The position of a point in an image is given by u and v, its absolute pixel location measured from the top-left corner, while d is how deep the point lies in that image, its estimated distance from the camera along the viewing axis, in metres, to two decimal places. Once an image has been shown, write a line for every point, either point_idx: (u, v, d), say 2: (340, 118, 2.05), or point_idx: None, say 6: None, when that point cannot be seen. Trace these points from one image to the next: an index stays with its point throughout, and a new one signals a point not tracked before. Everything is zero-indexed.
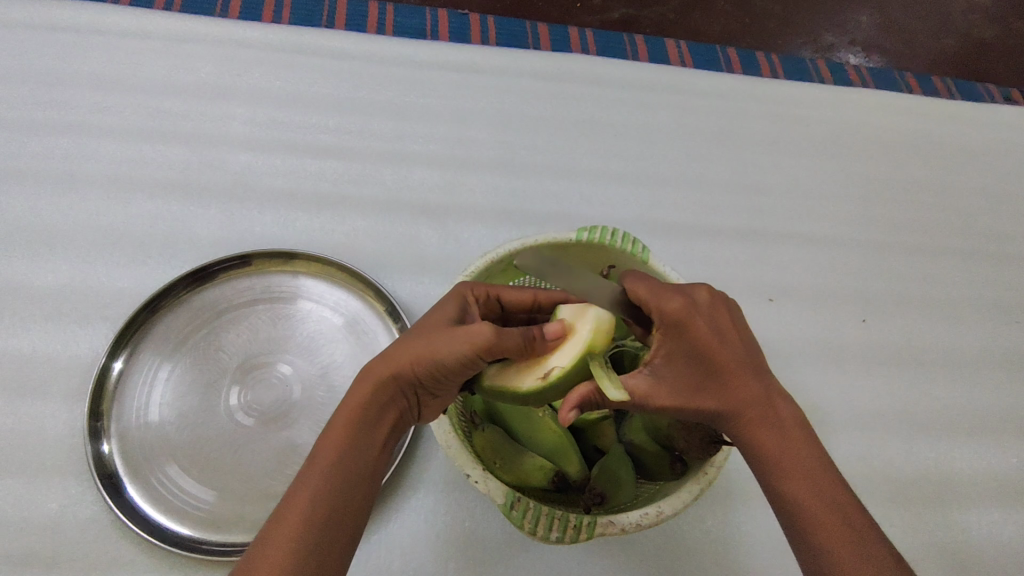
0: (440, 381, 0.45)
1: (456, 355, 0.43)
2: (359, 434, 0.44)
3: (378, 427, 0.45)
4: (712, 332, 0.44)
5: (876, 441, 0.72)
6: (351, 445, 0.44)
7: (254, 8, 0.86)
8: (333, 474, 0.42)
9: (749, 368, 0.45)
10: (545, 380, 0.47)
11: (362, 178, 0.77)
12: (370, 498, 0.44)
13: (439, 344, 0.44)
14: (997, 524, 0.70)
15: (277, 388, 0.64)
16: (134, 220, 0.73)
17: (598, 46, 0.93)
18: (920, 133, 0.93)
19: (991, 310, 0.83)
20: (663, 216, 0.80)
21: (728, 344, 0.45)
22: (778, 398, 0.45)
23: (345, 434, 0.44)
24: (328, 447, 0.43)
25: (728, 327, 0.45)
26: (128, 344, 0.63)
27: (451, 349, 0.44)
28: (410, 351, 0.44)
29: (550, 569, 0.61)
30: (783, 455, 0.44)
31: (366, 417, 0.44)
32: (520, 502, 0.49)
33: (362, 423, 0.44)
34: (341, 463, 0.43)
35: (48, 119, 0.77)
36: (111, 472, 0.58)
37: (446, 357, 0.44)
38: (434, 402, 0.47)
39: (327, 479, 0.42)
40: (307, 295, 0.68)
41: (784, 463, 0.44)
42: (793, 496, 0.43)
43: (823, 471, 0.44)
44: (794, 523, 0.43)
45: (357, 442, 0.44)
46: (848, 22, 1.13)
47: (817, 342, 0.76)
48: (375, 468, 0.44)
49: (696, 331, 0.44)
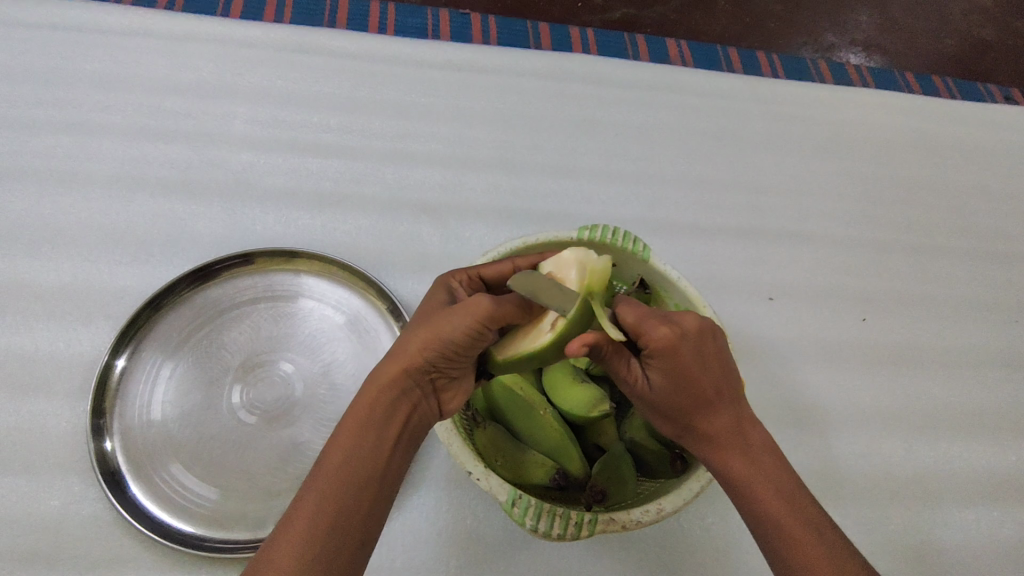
0: (452, 362, 0.45)
1: (462, 331, 0.44)
2: (369, 435, 0.43)
3: (392, 421, 0.44)
4: (696, 360, 0.44)
5: (876, 440, 0.72)
6: (360, 448, 0.43)
7: (256, 8, 0.86)
8: (340, 478, 0.42)
9: (725, 394, 0.46)
10: (553, 332, 0.46)
11: (364, 177, 0.77)
12: (380, 501, 0.43)
13: (442, 325, 0.44)
14: (998, 522, 0.70)
15: (278, 386, 0.64)
16: (135, 219, 0.73)
17: (599, 46, 0.93)
18: (919, 132, 0.94)
19: (990, 309, 0.83)
20: (664, 215, 0.80)
21: (707, 369, 0.45)
22: (749, 423, 0.46)
23: (355, 436, 0.43)
24: (335, 453, 0.43)
25: (711, 354, 0.45)
26: (130, 342, 0.63)
27: (455, 326, 0.44)
28: (414, 340, 0.45)
29: (551, 567, 0.61)
30: (757, 479, 0.45)
31: (377, 414, 0.44)
32: (521, 499, 0.48)
33: (372, 423, 0.44)
34: (350, 467, 0.42)
35: (51, 118, 0.77)
36: (114, 469, 0.58)
37: (451, 334, 0.44)
38: (450, 386, 0.47)
39: (335, 486, 0.41)
40: (309, 293, 0.68)
41: (756, 487, 0.45)
42: (771, 522, 0.44)
43: (795, 490, 0.45)
44: (773, 549, 0.44)
45: (365, 444, 0.43)
46: (848, 23, 1.13)
47: (818, 341, 0.76)
48: (387, 468, 0.44)
49: (680, 361, 0.44)
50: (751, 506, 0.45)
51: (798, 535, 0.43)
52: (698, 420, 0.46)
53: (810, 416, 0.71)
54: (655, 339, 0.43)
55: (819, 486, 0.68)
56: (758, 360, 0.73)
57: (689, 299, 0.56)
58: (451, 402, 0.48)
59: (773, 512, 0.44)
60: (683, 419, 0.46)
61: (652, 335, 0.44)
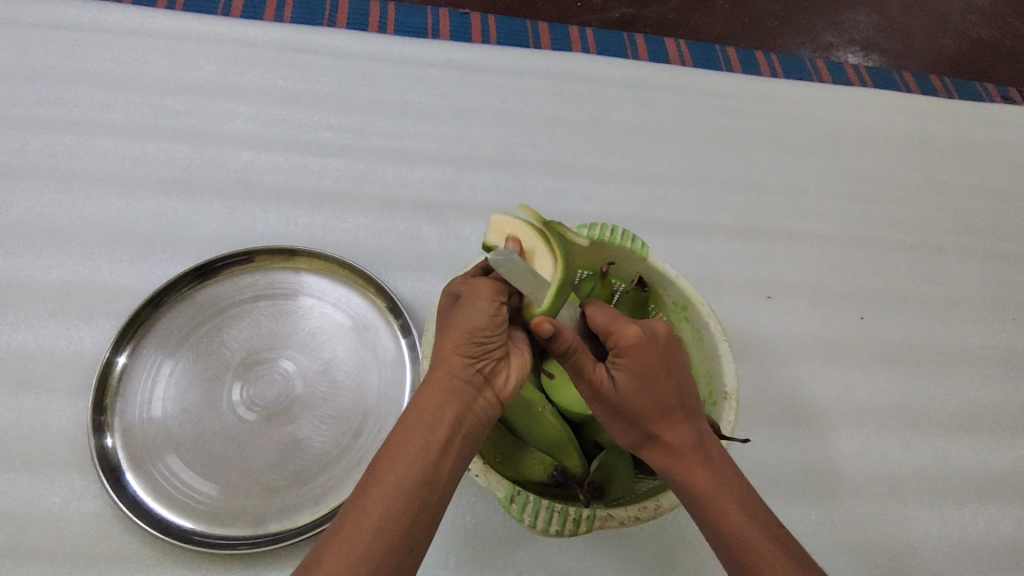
0: (489, 347, 0.46)
1: (480, 313, 0.46)
2: (411, 445, 0.42)
3: (437, 425, 0.43)
4: (663, 366, 0.46)
5: (875, 438, 0.72)
6: (402, 460, 0.42)
7: (256, 8, 0.87)
8: (383, 492, 0.41)
9: (688, 406, 0.47)
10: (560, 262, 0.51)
11: (364, 176, 0.78)
12: (430, 505, 0.41)
13: (461, 318, 0.46)
14: (996, 519, 0.70)
15: (279, 384, 0.64)
16: (137, 217, 0.73)
17: (598, 46, 0.93)
18: (917, 132, 0.94)
19: (988, 308, 0.83)
20: (663, 214, 0.81)
21: (672, 378, 0.46)
22: (709, 439, 0.47)
23: (397, 448, 0.42)
24: (371, 475, 0.42)
25: (677, 365, 0.47)
26: (131, 339, 0.63)
27: (473, 313, 0.46)
28: (443, 342, 0.46)
29: (549, 563, 0.61)
30: (720, 489, 0.45)
31: (421, 422, 0.43)
32: (520, 495, 0.49)
33: (414, 433, 0.43)
34: (390, 481, 0.41)
35: (53, 116, 0.77)
36: (114, 465, 0.58)
37: (472, 319, 0.45)
38: (498, 372, 0.47)
39: (373, 501, 0.40)
40: (309, 292, 0.69)
41: (721, 502, 0.44)
42: (733, 534, 0.44)
43: (758, 505, 0.45)
44: (734, 560, 0.44)
45: (406, 455, 0.42)
46: (847, 23, 1.13)
47: (816, 339, 0.76)
48: (433, 470, 0.42)
49: (649, 362, 0.46)
50: (710, 518, 0.45)
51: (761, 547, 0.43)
52: (659, 428, 0.46)
53: (808, 415, 0.71)
54: (627, 334, 0.46)
55: (816, 484, 0.68)
56: (756, 358, 0.73)
57: (688, 297, 0.56)
58: (504, 387, 0.47)
59: (735, 523, 0.44)
60: (645, 427, 0.46)
61: (623, 334, 0.46)
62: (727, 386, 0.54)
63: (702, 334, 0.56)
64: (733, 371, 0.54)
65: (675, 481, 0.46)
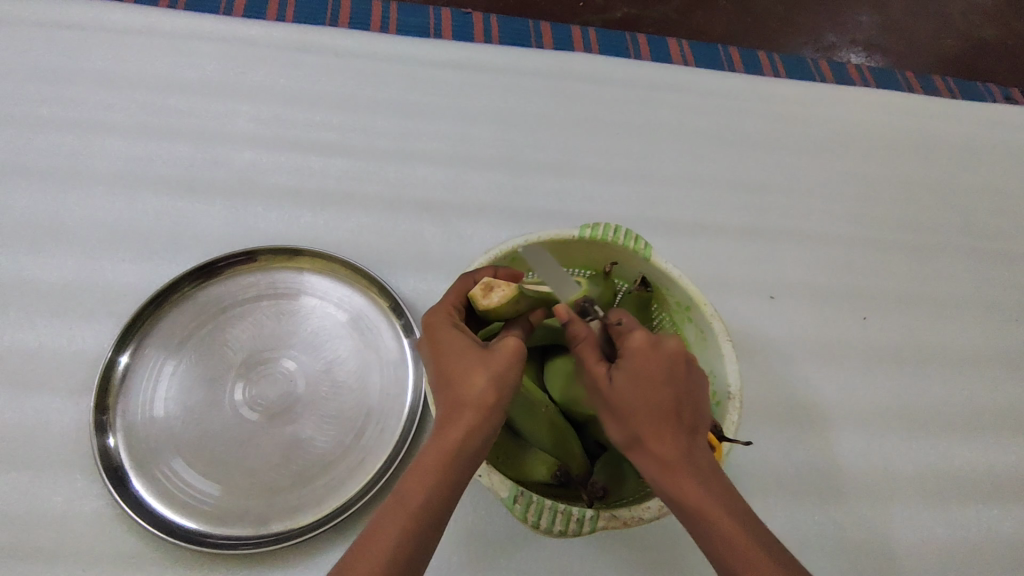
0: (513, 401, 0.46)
1: (513, 376, 0.45)
2: (435, 497, 0.41)
3: (462, 477, 0.42)
4: (665, 375, 0.44)
5: (877, 438, 0.72)
6: (426, 512, 0.41)
7: (259, 7, 0.87)
8: (403, 544, 0.40)
9: (683, 417, 0.44)
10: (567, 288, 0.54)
11: (365, 176, 0.78)
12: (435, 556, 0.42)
13: (496, 375, 0.44)
14: (999, 520, 0.70)
15: (281, 384, 0.64)
16: (139, 217, 0.73)
17: (600, 45, 0.93)
18: (920, 133, 0.94)
19: (990, 309, 0.83)
20: (665, 214, 0.80)
21: (672, 388, 0.44)
22: (703, 457, 0.44)
23: (423, 498, 0.41)
24: (390, 523, 0.40)
25: (682, 380, 0.45)
26: (134, 339, 0.63)
27: (508, 374, 0.45)
28: (473, 393, 0.44)
29: (551, 564, 0.61)
30: (705, 504, 0.42)
31: (449, 475, 0.42)
32: (523, 495, 0.48)
33: (440, 485, 0.41)
34: (412, 534, 0.40)
35: (55, 115, 0.77)
36: (117, 465, 0.58)
37: (505, 380, 0.45)
38: None
39: (390, 554, 0.39)
40: (311, 291, 0.68)
41: (707, 516, 0.42)
42: (727, 548, 0.41)
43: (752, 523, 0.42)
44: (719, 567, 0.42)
45: (430, 506, 0.41)
46: (849, 23, 1.13)
47: (818, 339, 0.76)
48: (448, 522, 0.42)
49: (648, 370, 0.45)
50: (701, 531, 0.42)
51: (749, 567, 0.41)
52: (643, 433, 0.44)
53: (810, 416, 0.71)
54: (634, 338, 0.45)
55: (818, 485, 0.68)
56: (758, 359, 0.73)
57: (691, 297, 0.56)
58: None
59: (732, 539, 0.41)
60: (632, 427, 0.44)
61: (632, 338, 0.46)
62: (730, 386, 0.53)
63: (705, 334, 0.56)
64: (736, 370, 0.54)
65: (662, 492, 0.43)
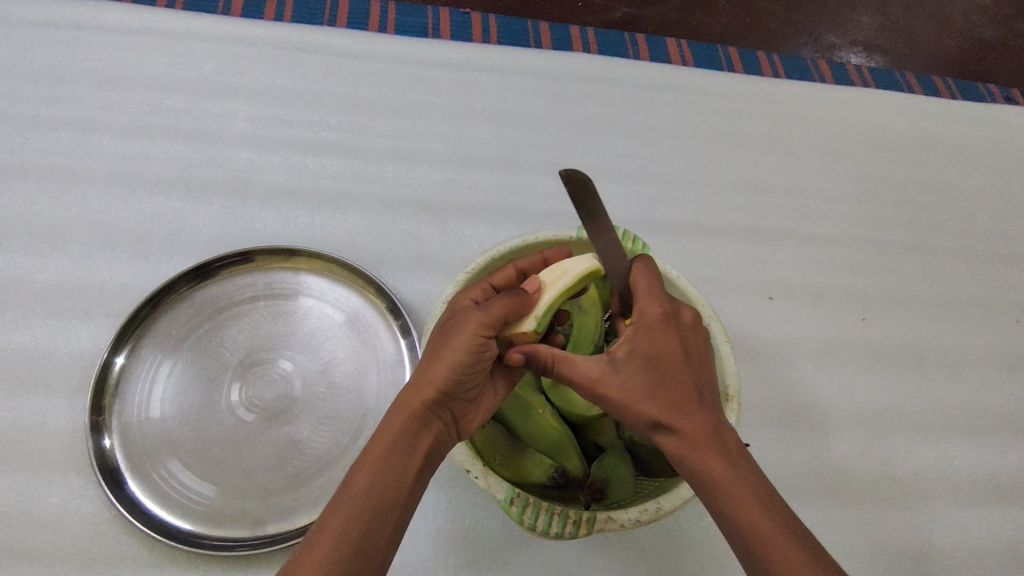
0: (467, 382, 0.47)
1: (460, 350, 0.46)
2: (383, 479, 0.43)
3: (411, 457, 0.44)
4: (699, 347, 0.47)
5: (877, 439, 0.72)
6: (372, 497, 0.42)
7: (257, 7, 0.86)
8: (354, 521, 0.41)
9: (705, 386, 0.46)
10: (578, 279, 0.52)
11: (364, 175, 0.77)
12: (398, 541, 0.43)
13: (443, 357, 0.46)
14: (999, 522, 0.69)
15: (278, 385, 0.64)
16: (136, 217, 0.73)
17: (599, 45, 0.93)
18: (920, 133, 0.94)
19: (990, 310, 0.83)
20: (664, 214, 0.80)
21: (700, 360, 0.47)
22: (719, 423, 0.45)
23: (365, 484, 0.42)
24: (340, 507, 0.42)
25: (702, 353, 0.48)
26: (130, 340, 0.63)
27: (455, 354, 0.46)
28: (426, 372, 0.46)
29: (549, 566, 0.60)
30: (715, 455, 0.44)
31: (393, 457, 0.44)
32: (519, 497, 0.48)
33: (386, 468, 0.43)
34: (362, 509, 0.42)
35: (52, 115, 0.77)
36: (112, 466, 0.58)
37: (459, 355, 0.46)
38: (468, 411, 0.48)
39: (346, 528, 0.41)
40: (308, 291, 0.68)
41: (714, 468, 0.43)
42: (728, 498, 0.43)
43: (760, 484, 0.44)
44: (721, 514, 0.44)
45: (377, 491, 0.42)
46: (848, 23, 1.13)
47: (817, 341, 0.76)
48: (403, 505, 0.43)
49: (689, 340, 0.47)
50: (727, 518, 0.43)
51: (751, 517, 0.42)
52: (668, 418, 0.45)
53: (809, 416, 0.71)
54: (686, 311, 0.48)
55: (817, 486, 0.68)
56: (757, 360, 0.73)
57: (689, 298, 0.56)
58: (472, 423, 0.49)
59: (733, 492, 0.43)
60: (660, 379, 0.45)
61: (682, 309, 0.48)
62: (728, 387, 0.53)
63: None
64: (735, 372, 0.53)
65: (689, 472, 0.44)
